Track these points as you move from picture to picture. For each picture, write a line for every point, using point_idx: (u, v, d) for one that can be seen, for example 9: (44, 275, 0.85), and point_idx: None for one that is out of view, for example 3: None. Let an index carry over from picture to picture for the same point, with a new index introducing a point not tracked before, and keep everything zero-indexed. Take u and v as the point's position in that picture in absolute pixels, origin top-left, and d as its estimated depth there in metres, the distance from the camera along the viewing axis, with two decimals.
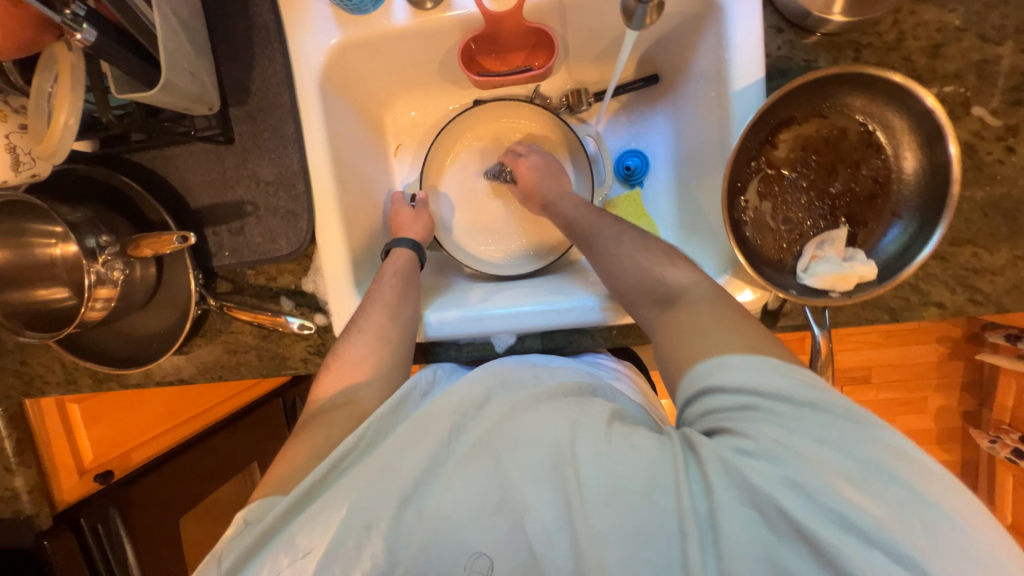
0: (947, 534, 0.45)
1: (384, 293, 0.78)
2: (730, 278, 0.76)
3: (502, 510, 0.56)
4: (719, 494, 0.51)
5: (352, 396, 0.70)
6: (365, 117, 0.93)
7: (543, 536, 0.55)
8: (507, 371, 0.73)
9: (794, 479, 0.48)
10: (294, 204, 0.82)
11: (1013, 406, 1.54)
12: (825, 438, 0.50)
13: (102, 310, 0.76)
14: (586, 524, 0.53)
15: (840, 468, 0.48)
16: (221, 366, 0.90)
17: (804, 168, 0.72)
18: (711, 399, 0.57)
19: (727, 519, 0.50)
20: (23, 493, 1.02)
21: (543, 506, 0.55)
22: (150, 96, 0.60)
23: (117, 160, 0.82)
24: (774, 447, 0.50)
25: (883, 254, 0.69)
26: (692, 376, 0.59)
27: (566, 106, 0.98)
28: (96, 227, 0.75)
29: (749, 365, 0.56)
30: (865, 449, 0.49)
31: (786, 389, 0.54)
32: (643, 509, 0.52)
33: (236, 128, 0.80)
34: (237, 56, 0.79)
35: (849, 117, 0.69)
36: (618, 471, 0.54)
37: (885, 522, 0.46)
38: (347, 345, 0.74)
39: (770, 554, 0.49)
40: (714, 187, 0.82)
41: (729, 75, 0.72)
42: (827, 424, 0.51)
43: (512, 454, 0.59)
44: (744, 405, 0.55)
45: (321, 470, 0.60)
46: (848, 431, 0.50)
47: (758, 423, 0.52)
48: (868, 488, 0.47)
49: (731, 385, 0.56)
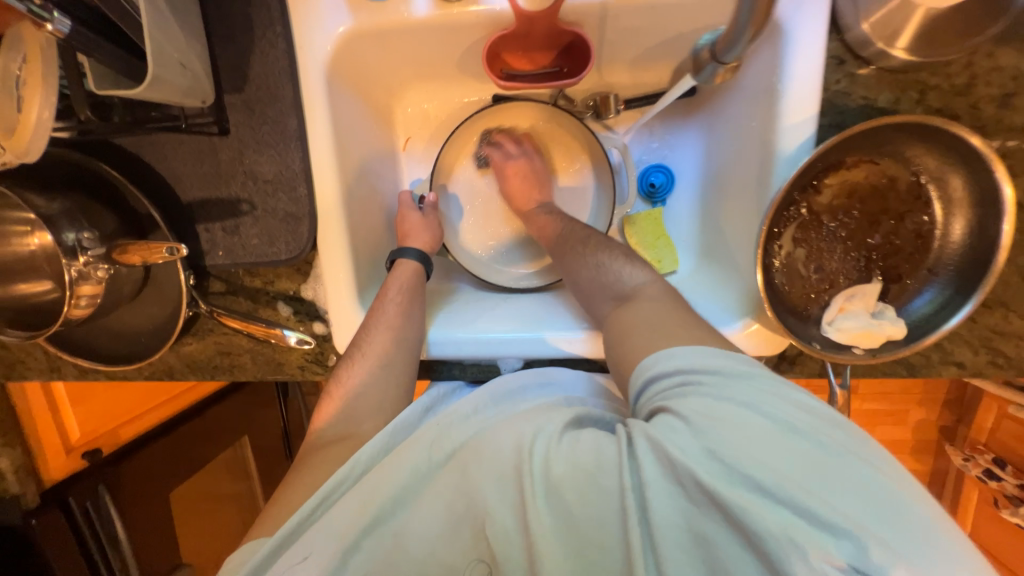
0: (891, 513, 0.42)
1: (388, 314, 0.75)
2: (751, 322, 0.72)
3: (469, 519, 0.53)
4: (649, 470, 0.48)
5: (350, 430, 0.67)
6: (374, 109, 0.86)
7: (502, 536, 0.51)
8: (506, 386, 0.70)
9: (731, 456, 0.46)
10: (294, 207, 0.76)
11: (992, 427, 1.28)
12: (764, 415, 0.48)
13: (87, 308, 0.71)
14: (535, 520, 0.49)
15: (777, 444, 0.46)
16: (212, 366, 0.86)
17: (846, 217, 0.68)
18: (656, 386, 0.56)
19: (657, 500, 0.47)
20: (8, 474, 0.97)
21: (492, 491, 0.53)
22: (139, 94, 0.57)
23: (101, 145, 0.75)
24: (713, 424, 0.48)
25: (914, 315, 0.66)
26: (641, 368, 0.58)
27: (592, 111, 0.91)
28: (76, 221, 0.69)
29: (687, 350, 0.56)
30: (803, 425, 0.47)
31: (724, 368, 0.53)
32: (584, 494, 0.50)
33: (232, 118, 0.73)
34: (234, 37, 0.71)
35: (900, 167, 0.66)
36: (570, 462, 0.51)
37: (829, 503, 0.42)
38: (350, 373, 0.72)
39: (705, 535, 0.46)
40: (742, 221, 0.77)
41: (779, 106, 0.66)
42: (762, 401, 0.49)
43: (476, 455, 0.56)
44: (683, 382, 0.54)
45: (312, 507, 0.57)
46: (784, 410, 0.48)
47: (696, 399, 0.51)
48: (807, 464, 0.44)
49: (671, 367, 0.55)
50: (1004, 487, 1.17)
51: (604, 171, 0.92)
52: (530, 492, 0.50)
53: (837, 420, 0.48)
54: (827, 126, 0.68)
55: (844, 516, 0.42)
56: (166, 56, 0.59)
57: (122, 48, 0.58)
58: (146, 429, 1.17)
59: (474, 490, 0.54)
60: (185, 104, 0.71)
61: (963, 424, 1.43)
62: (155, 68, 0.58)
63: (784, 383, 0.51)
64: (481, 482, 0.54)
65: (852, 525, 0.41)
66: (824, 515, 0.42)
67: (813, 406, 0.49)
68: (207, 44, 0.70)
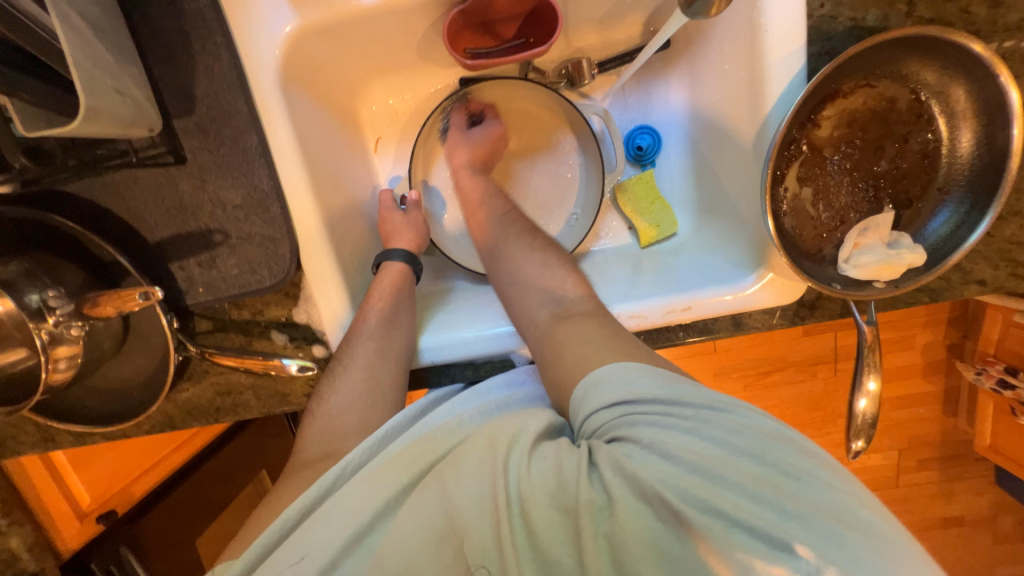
0: (843, 531, 0.40)
1: (371, 321, 0.71)
2: (766, 272, 0.69)
3: (448, 538, 0.47)
4: (616, 489, 0.45)
5: (333, 448, 0.63)
6: (337, 111, 0.81)
7: (479, 553, 0.46)
8: (496, 399, 0.65)
9: (687, 479, 0.43)
10: (270, 229, 0.70)
11: (1000, 337, 1.21)
12: (715, 439, 0.46)
13: (67, 372, 0.65)
14: (510, 535, 0.46)
15: (729, 465, 0.44)
16: (215, 408, 0.81)
17: (849, 148, 0.65)
18: (596, 416, 0.52)
19: (625, 524, 0.43)
20: (22, 553, 0.91)
21: (469, 507, 0.47)
22: (72, 130, 0.52)
23: (47, 197, 0.68)
24: (664, 445, 0.46)
25: (932, 238, 0.64)
26: (580, 402, 0.55)
27: (566, 79, 0.87)
28: (36, 280, 0.63)
29: (621, 373, 0.53)
30: (752, 448, 0.45)
31: (670, 395, 0.50)
32: (555, 514, 0.45)
33: (186, 144, 0.68)
34: (172, 56, 0.66)
35: (899, 87, 0.63)
36: (544, 479, 0.47)
37: (781, 526, 0.40)
38: (331, 389, 0.68)
39: (664, 553, 0.42)
40: (738, 170, 0.74)
41: (766, 42, 0.63)
42: (718, 422, 0.47)
43: (453, 469, 0.50)
44: (626, 412, 0.50)
45: (275, 531, 0.52)
46: (727, 424, 0.47)
47: (641, 426, 0.48)
48: (760, 485, 0.43)
49: (613, 395, 0.52)
50: (1019, 395, 1.15)
51: (588, 140, 0.88)
52: (505, 510, 0.46)
53: (785, 437, 0.46)
54: (818, 55, 0.65)
55: (800, 537, 0.40)
56: (97, 82, 0.54)
57: (47, 82, 0.53)
58: (157, 482, 1.11)
59: (454, 509, 0.47)
60: (132, 137, 0.66)
61: (971, 339, 1.33)
62: (89, 99, 0.52)
63: (735, 408, 0.49)
64: (459, 497, 0.48)
65: (807, 546, 0.39)
66: (779, 535, 0.40)
67: (766, 428, 0.47)
68: (143, 65, 0.65)
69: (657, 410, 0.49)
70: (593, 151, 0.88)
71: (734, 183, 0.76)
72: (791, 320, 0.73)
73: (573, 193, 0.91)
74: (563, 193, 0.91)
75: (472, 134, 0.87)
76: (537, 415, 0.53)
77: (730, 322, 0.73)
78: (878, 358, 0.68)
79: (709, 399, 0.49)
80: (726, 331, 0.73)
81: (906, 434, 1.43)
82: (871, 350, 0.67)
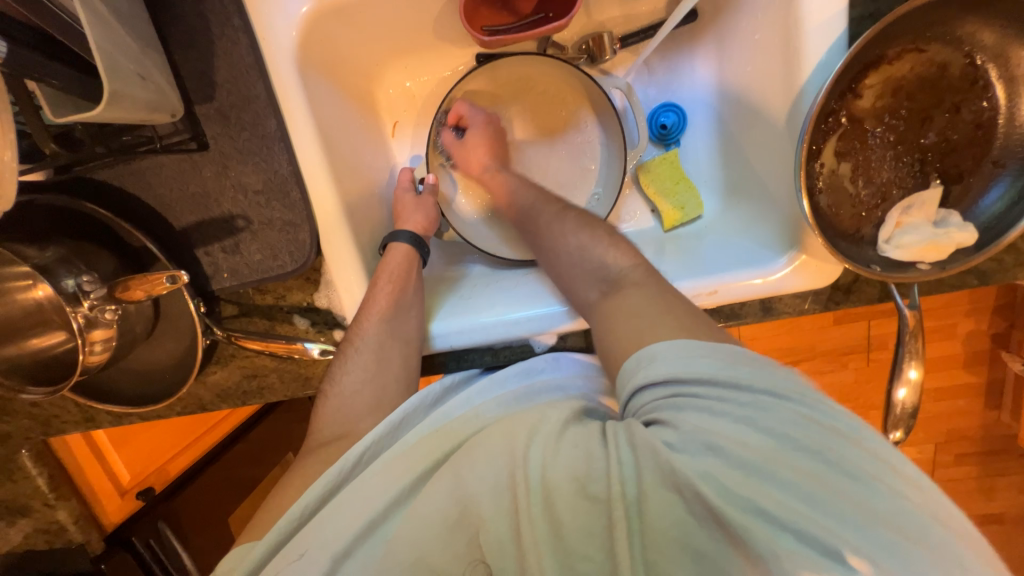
0: (895, 537, 0.39)
1: (380, 303, 0.71)
2: (798, 255, 0.65)
3: (463, 525, 0.47)
4: (648, 479, 0.45)
5: (350, 428, 0.64)
6: (354, 95, 0.81)
7: (497, 546, 0.45)
8: (516, 390, 0.66)
9: (726, 474, 0.42)
10: (291, 214, 0.71)
11: None
12: (766, 431, 0.44)
13: (102, 354, 0.68)
14: (529, 528, 0.45)
15: (779, 461, 0.43)
16: (241, 391, 0.84)
17: (893, 119, 0.61)
18: (642, 396, 0.51)
19: (656, 509, 0.44)
20: (69, 524, 0.95)
21: (486, 494, 0.47)
22: (97, 114, 0.53)
23: (79, 184, 0.71)
24: (709, 433, 0.45)
25: (984, 216, 0.59)
26: (624, 375, 0.54)
27: (586, 55, 0.84)
28: (72, 266, 0.66)
29: (678, 352, 0.51)
30: (809, 442, 0.43)
31: (723, 377, 0.48)
32: (583, 502, 0.45)
33: (208, 130, 0.69)
34: (191, 41, 0.66)
35: (951, 50, 0.58)
36: (571, 465, 0.47)
37: (824, 526, 0.39)
38: (343, 371, 0.69)
39: (696, 547, 0.43)
40: (768, 147, 0.70)
41: (802, 7, 0.59)
42: (775, 413, 0.45)
43: (468, 457, 0.50)
44: (675, 393, 0.49)
45: (294, 518, 0.53)
46: (784, 415, 0.45)
47: (689, 410, 0.47)
48: (813, 485, 0.41)
49: (665, 374, 0.50)
50: None
51: (610, 118, 0.85)
52: (526, 498, 0.46)
53: (847, 434, 0.44)
54: (860, 19, 0.60)
55: (845, 540, 0.39)
56: (120, 67, 0.55)
57: (74, 68, 0.55)
58: (190, 463, 1.15)
59: (469, 497, 0.48)
60: (157, 124, 0.67)
61: (1020, 328, 1.23)
62: (112, 83, 0.53)
63: (798, 396, 0.47)
64: (475, 484, 0.48)
65: (860, 557, 0.38)
66: (826, 540, 0.39)
67: (827, 424, 0.45)
68: (165, 51, 0.66)
69: (707, 396, 0.48)
70: (614, 130, 0.85)
71: (763, 162, 0.72)
72: (825, 304, 0.69)
73: (591, 175, 0.88)
74: (582, 177, 0.89)
75: (477, 112, 0.86)
76: (557, 406, 0.53)
77: (759, 306, 0.70)
78: (920, 345, 0.65)
79: (769, 384, 0.47)
80: (753, 316, 0.70)
81: (942, 428, 1.36)
82: (912, 335, 0.64)
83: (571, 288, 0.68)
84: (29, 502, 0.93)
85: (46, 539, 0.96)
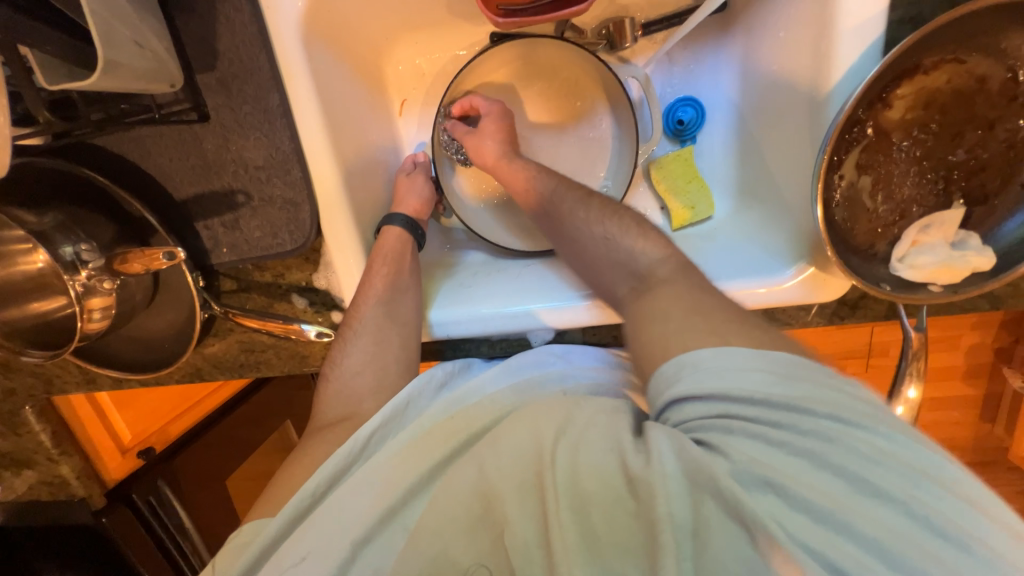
0: None
1: (377, 286, 0.70)
2: (807, 267, 0.63)
3: (485, 522, 0.47)
4: (706, 507, 0.39)
5: (351, 410, 0.65)
6: (361, 69, 0.78)
7: (521, 551, 0.44)
8: (529, 377, 0.66)
9: (801, 519, 0.37)
10: (292, 192, 0.69)
11: None
12: (845, 473, 0.39)
13: (102, 322, 0.68)
14: (556, 532, 0.42)
15: (859, 510, 0.37)
16: (239, 364, 0.84)
17: (921, 133, 0.58)
18: (686, 406, 0.45)
19: (719, 547, 0.38)
20: (71, 479, 0.98)
21: (510, 492, 0.47)
22: (92, 82, 0.51)
23: (79, 150, 0.70)
24: (774, 470, 0.39)
25: (1005, 240, 0.57)
26: (661, 381, 0.48)
27: (605, 40, 0.80)
28: (71, 233, 0.65)
29: (730, 364, 0.45)
30: (897, 489, 0.38)
31: (790, 401, 0.42)
32: (620, 514, 0.42)
33: (209, 101, 0.67)
34: (193, 6, 0.64)
35: (993, 63, 0.55)
36: (601, 471, 0.44)
37: None
38: (344, 353, 0.70)
39: None
40: (787, 152, 0.67)
41: (838, 8, 0.55)
42: (857, 449, 0.39)
43: (494, 450, 0.51)
44: (723, 413, 0.43)
45: (307, 496, 0.54)
46: (866, 452, 0.39)
47: (742, 436, 0.41)
48: (903, 543, 0.36)
49: (711, 388, 0.44)
50: None
51: (625, 109, 0.82)
52: (553, 498, 0.44)
53: (944, 481, 0.38)
54: (899, 22, 0.57)
55: None
56: (116, 33, 0.53)
57: (68, 32, 0.53)
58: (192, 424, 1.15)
59: (492, 491, 0.48)
60: (156, 92, 0.65)
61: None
62: (107, 51, 0.51)
63: (880, 426, 0.41)
64: (497, 475, 0.49)
65: None
66: None
67: (922, 465, 0.39)
68: (165, 15, 0.63)
69: (771, 419, 0.41)
70: (628, 122, 0.82)
71: (779, 168, 0.70)
72: (829, 318, 0.68)
73: (601, 167, 0.86)
74: (591, 167, 0.86)
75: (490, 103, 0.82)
76: (583, 404, 0.51)
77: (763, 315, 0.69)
78: (923, 364, 0.64)
79: (831, 406, 0.41)
80: None
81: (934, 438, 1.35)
82: (915, 355, 0.63)
83: (598, 277, 0.66)
84: (34, 455, 0.97)
85: (49, 491, 0.99)
